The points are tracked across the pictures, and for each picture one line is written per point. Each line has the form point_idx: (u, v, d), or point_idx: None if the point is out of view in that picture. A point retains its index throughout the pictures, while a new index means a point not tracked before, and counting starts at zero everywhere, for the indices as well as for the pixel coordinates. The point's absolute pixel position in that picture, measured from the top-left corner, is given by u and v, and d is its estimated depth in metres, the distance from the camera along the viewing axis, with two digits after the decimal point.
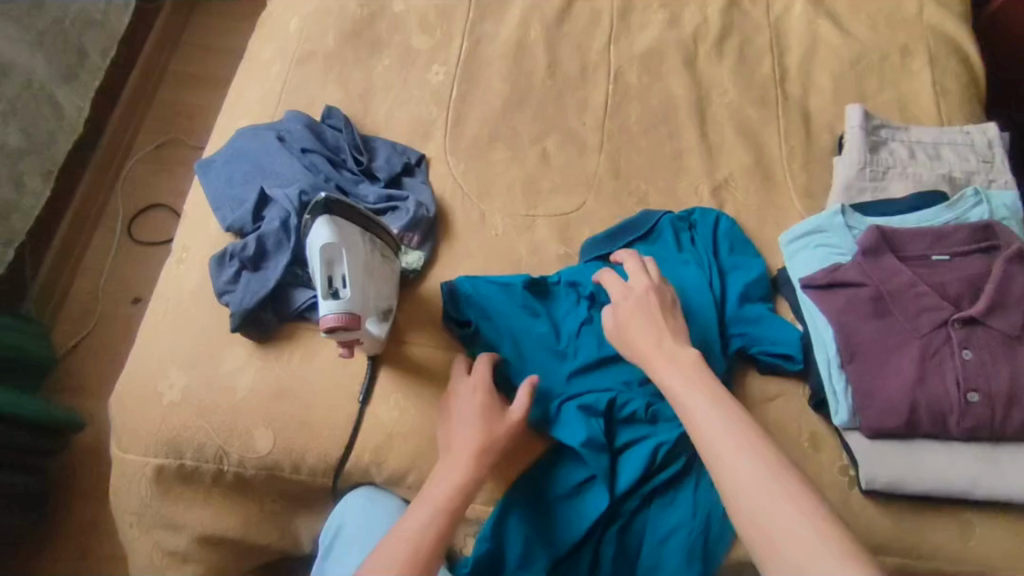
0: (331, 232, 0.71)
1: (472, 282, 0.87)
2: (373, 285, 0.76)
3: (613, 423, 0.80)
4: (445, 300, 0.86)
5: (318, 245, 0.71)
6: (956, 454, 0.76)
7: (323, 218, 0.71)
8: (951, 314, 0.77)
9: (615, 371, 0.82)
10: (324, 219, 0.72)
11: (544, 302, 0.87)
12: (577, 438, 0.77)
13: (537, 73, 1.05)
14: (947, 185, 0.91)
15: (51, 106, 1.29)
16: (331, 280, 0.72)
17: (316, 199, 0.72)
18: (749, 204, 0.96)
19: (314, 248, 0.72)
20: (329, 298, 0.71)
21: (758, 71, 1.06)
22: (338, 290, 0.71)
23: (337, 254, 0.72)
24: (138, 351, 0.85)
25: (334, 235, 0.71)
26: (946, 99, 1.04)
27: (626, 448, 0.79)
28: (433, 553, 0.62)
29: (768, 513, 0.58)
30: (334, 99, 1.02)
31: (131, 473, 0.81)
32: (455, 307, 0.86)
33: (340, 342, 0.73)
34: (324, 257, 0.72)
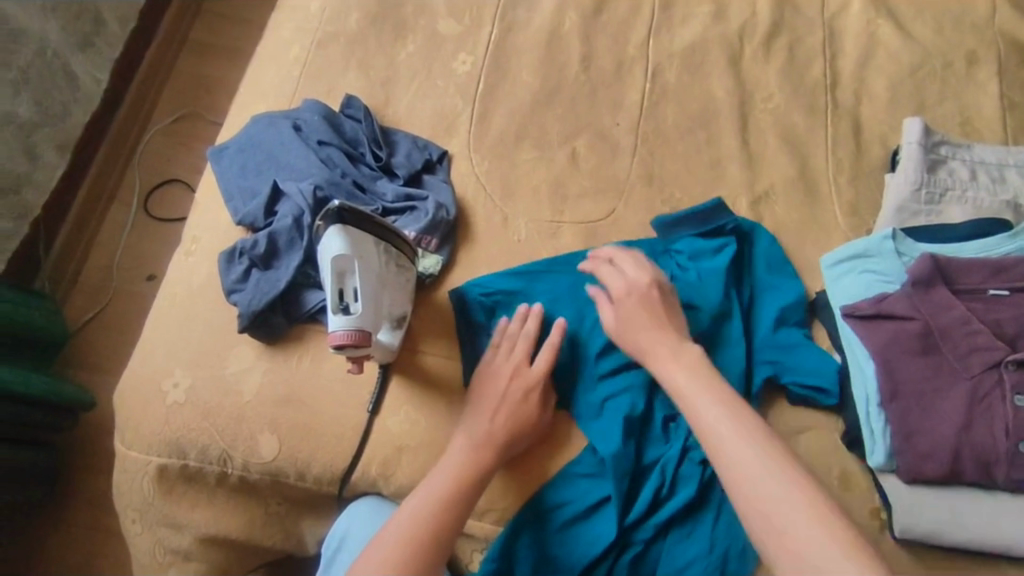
0: (344, 243, 0.69)
1: (483, 287, 0.83)
2: (386, 295, 0.72)
3: (640, 439, 0.76)
4: (455, 308, 0.82)
5: (330, 256, 0.69)
6: (1000, 506, 0.71)
7: (335, 227, 0.69)
8: (1006, 354, 0.71)
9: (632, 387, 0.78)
10: (337, 229, 0.69)
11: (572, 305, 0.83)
12: (606, 450, 0.74)
13: (570, 67, 0.99)
14: (1011, 213, 0.84)
15: (66, 76, 1.26)
16: (343, 293, 0.69)
17: (328, 206, 0.69)
18: (790, 219, 0.90)
19: (326, 258, 0.69)
20: (339, 314, 0.68)
21: (808, 74, 0.99)
22: (349, 305, 0.69)
23: (349, 266, 0.69)
24: (145, 346, 0.82)
25: (347, 246, 0.69)
26: (1014, 114, 0.96)
27: (651, 467, 0.75)
28: (423, 550, 0.64)
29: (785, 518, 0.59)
30: (355, 86, 0.98)
31: (134, 471, 0.79)
32: (467, 316, 0.82)
33: (351, 358, 0.71)
34: (336, 269, 0.69)
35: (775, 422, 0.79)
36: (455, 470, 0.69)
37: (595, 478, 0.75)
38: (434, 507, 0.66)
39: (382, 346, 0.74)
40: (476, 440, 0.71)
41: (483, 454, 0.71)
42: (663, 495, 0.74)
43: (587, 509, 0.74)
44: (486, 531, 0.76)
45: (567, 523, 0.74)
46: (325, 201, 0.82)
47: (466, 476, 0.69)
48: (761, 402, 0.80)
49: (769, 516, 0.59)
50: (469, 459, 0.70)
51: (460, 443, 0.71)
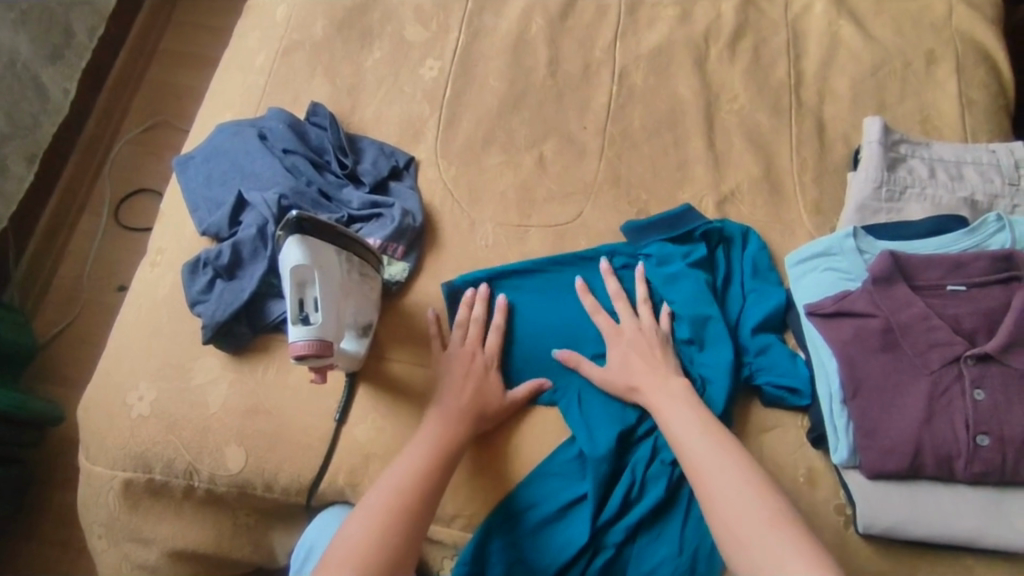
0: (304, 253, 0.68)
1: (481, 283, 0.84)
2: (346, 304, 0.72)
3: (623, 441, 0.76)
4: (450, 301, 0.83)
5: (289, 268, 0.68)
6: (960, 498, 0.72)
7: (294, 237, 0.68)
8: (964, 350, 0.72)
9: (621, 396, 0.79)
10: (295, 238, 0.68)
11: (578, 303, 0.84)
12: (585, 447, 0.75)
13: (537, 71, 1.00)
14: (968, 210, 0.86)
15: (35, 88, 1.24)
16: (303, 305, 0.68)
17: (287, 216, 0.69)
18: (756, 218, 0.91)
19: (286, 271, 0.68)
20: (299, 324, 0.68)
21: (772, 75, 1.00)
22: (309, 315, 0.68)
23: (309, 275, 0.68)
24: (109, 360, 0.82)
25: (306, 257, 0.68)
26: (973, 111, 0.97)
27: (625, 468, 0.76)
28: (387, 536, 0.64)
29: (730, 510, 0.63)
30: (321, 94, 0.97)
31: (99, 486, 0.78)
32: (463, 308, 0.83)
33: (312, 368, 0.70)
34: (296, 281, 0.68)
35: (742, 421, 0.79)
36: (419, 462, 0.69)
37: (571, 478, 0.76)
38: (398, 500, 0.66)
39: (344, 356, 0.74)
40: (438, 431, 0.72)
41: (444, 443, 0.71)
42: (633, 496, 0.74)
43: (559, 511, 0.74)
44: (456, 537, 0.76)
45: (539, 526, 0.74)
46: (289, 210, 0.82)
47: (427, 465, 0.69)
48: (736, 402, 0.80)
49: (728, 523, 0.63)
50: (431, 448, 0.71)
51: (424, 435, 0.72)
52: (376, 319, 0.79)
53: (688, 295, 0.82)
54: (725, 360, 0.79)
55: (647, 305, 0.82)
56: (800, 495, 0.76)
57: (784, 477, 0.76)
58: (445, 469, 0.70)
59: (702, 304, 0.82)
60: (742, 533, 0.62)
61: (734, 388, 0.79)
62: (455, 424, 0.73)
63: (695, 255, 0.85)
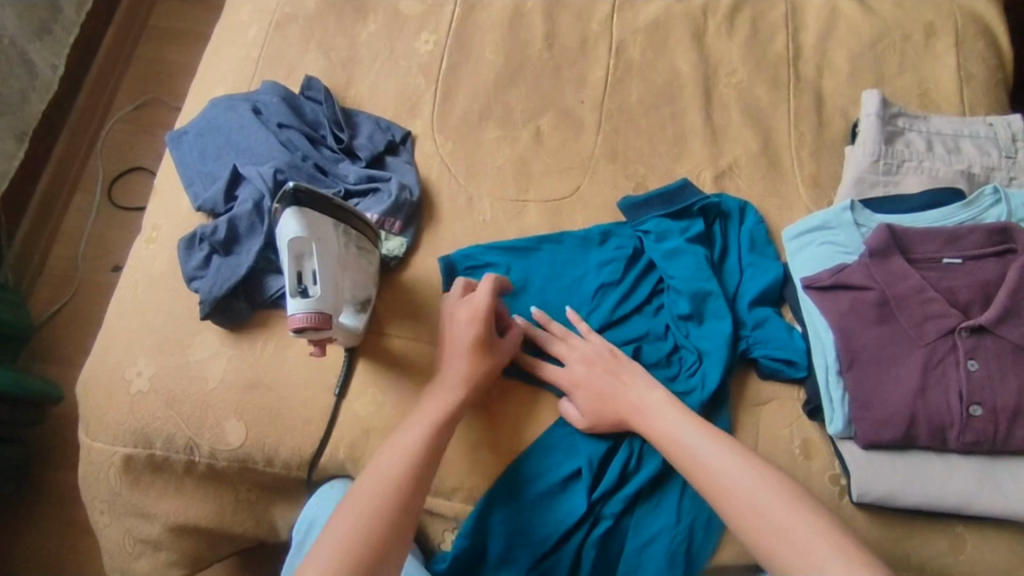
0: (301, 225, 0.68)
1: (474, 259, 0.84)
2: (343, 271, 0.72)
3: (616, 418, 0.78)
4: (445, 277, 0.83)
5: (288, 237, 0.68)
6: (952, 466, 0.73)
7: (290, 211, 0.67)
8: (959, 321, 0.73)
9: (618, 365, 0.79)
10: (292, 211, 0.68)
11: (578, 278, 0.84)
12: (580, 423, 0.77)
13: (534, 45, 0.98)
14: (965, 182, 0.86)
15: (23, 64, 1.22)
16: (300, 271, 0.68)
17: (284, 188, 0.68)
18: (753, 192, 0.91)
19: (285, 240, 0.68)
20: (297, 297, 0.67)
21: (770, 49, 0.99)
22: (307, 288, 0.68)
23: (309, 243, 0.68)
24: (106, 337, 0.81)
25: (304, 229, 0.68)
26: (971, 85, 0.97)
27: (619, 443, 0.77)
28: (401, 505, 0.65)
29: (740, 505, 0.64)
30: (316, 67, 0.96)
31: (99, 462, 0.79)
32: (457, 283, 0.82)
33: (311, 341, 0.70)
34: (295, 250, 0.68)
35: (739, 394, 0.80)
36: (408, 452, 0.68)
37: (566, 453, 0.77)
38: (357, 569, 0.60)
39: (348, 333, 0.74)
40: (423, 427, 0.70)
41: (400, 486, 0.66)
42: (630, 468, 0.75)
43: (558, 483, 0.75)
44: (456, 510, 0.77)
45: (538, 498, 0.75)
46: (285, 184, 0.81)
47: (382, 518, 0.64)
48: (734, 375, 0.81)
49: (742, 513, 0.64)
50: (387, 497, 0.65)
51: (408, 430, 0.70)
52: (374, 294, 0.78)
53: (688, 271, 0.83)
54: (721, 333, 0.79)
55: None
56: (795, 466, 0.76)
57: (779, 449, 0.77)
58: (403, 525, 0.65)
59: (698, 279, 0.82)
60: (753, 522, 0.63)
61: (731, 360, 0.80)
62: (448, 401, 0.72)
63: (693, 231, 0.85)
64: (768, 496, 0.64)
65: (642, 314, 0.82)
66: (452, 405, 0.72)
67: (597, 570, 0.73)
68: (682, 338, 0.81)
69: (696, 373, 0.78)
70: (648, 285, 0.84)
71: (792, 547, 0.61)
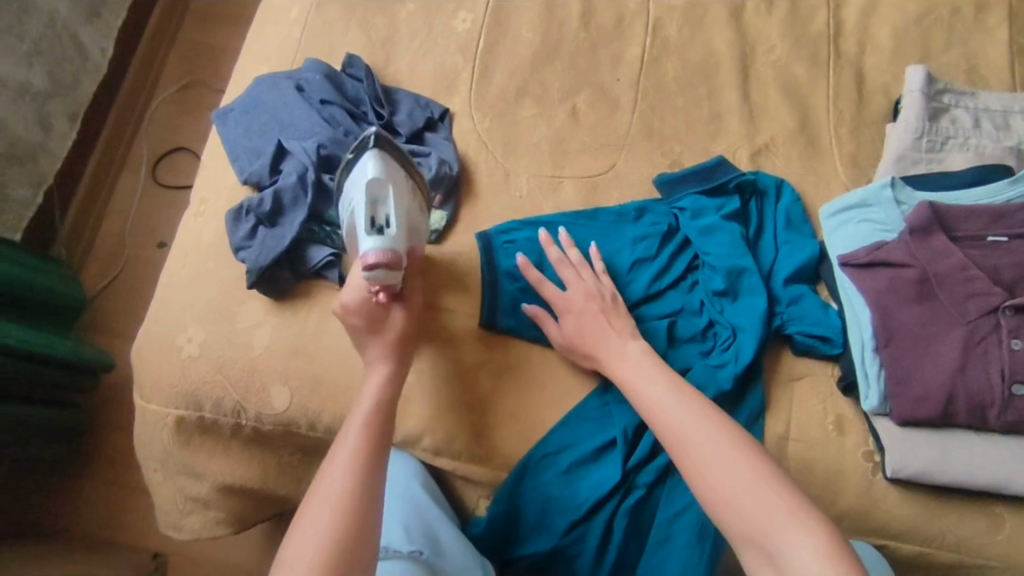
0: (380, 168, 0.71)
1: (509, 234, 0.84)
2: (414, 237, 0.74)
3: None
4: (480, 251, 0.84)
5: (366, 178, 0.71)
6: (992, 446, 0.72)
7: (372, 153, 0.71)
8: (1003, 300, 0.72)
9: (657, 336, 0.80)
10: (374, 153, 0.72)
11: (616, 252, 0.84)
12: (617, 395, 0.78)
13: (570, 23, 0.99)
14: (1012, 160, 0.84)
15: (75, 47, 1.27)
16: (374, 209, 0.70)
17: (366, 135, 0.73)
18: (791, 170, 0.90)
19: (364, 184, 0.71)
20: (372, 235, 0.69)
21: (811, 25, 0.97)
22: (382, 229, 0.70)
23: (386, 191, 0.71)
24: (158, 305, 0.85)
25: (381, 171, 0.71)
26: (1022, 60, 0.94)
27: None
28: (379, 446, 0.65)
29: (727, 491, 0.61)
30: (356, 46, 0.98)
31: (153, 423, 0.83)
32: (491, 257, 0.83)
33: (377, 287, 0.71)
34: (372, 192, 0.71)
35: (772, 370, 0.80)
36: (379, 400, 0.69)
37: (600, 423, 0.78)
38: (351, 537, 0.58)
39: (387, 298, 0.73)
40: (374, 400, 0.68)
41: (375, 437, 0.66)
42: None
43: (592, 454, 0.77)
44: (492, 476, 0.79)
45: (572, 467, 0.77)
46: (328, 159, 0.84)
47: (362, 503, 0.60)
48: (767, 352, 0.81)
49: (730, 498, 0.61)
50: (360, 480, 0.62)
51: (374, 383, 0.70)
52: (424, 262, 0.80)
53: (723, 247, 0.83)
54: (753, 308, 0.80)
55: None
56: (829, 443, 0.76)
57: (814, 426, 0.77)
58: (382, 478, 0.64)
59: (733, 254, 0.82)
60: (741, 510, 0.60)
61: (765, 336, 0.80)
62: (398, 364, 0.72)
63: (729, 208, 0.85)
64: (731, 471, 0.61)
65: (677, 289, 0.83)
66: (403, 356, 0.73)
67: (630, 538, 0.76)
68: (715, 314, 0.81)
69: (732, 347, 0.79)
70: (683, 261, 0.84)
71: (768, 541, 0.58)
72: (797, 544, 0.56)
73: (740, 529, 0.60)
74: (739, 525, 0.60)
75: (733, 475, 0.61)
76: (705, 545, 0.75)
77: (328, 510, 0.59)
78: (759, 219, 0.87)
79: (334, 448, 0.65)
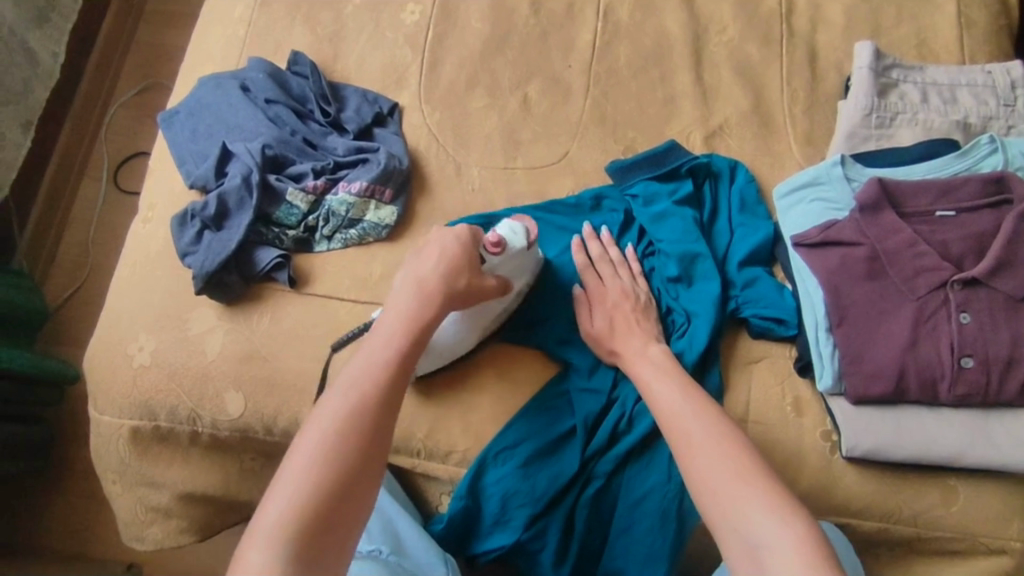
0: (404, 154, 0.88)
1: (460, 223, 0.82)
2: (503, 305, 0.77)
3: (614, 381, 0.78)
4: None
5: (517, 237, 0.75)
6: (945, 419, 0.72)
7: (402, 150, 0.88)
8: (952, 274, 0.72)
9: None
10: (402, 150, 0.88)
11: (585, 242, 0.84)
12: (577, 383, 0.78)
13: (521, 10, 0.97)
14: (961, 133, 0.84)
15: (24, 53, 1.23)
16: (504, 251, 0.74)
17: (394, 138, 0.89)
18: (744, 152, 0.90)
19: (513, 237, 0.75)
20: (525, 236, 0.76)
21: (762, 4, 0.97)
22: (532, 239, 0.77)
23: (522, 264, 0.77)
24: (108, 315, 0.84)
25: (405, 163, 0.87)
26: (972, 32, 0.94)
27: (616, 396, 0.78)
28: (371, 400, 0.60)
29: (701, 470, 0.61)
30: (302, 43, 0.96)
31: (109, 435, 0.82)
32: None
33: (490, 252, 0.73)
34: (515, 247, 0.75)
35: (728, 353, 0.80)
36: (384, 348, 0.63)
37: (560, 413, 0.78)
38: (316, 494, 0.54)
39: (411, 276, 0.68)
40: (369, 369, 0.62)
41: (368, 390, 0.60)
42: (620, 429, 0.76)
43: (551, 445, 0.76)
44: (452, 473, 0.79)
45: (531, 460, 0.76)
46: (299, 171, 0.84)
47: (326, 492, 0.55)
48: (723, 336, 0.81)
49: (698, 479, 0.61)
50: (330, 463, 0.56)
51: (388, 322, 0.65)
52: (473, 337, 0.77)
53: (676, 233, 0.82)
54: (709, 293, 0.79)
55: (628, 269, 0.81)
56: (787, 424, 0.76)
57: (772, 406, 0.77)
58: (369, 435, 0.58)
59: (688, 239, 0.82)
60: (707, 485, 0.60)
61: (721, 321, 0.79)
62: (411, 331, 0.65)
63: (681, 193, 0.85)
64: (718, 460, 0.61)
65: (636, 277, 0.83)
66: (416, 316, 0.65)
67: (591, 527, 0.76)
68: (671, 300, 0.80)
69: (692, 330, 0.78)
70: (638, 250, 0.84)
71: (730, 517, 0.58)
72: (768, 529, 0.56)
73: (717, 520, 0.58)
74: (721, 523, 0.58)
75: (709, 455, 0.61)
76: (667, 530, 0.74)
77: (291, 493, 0.54)
78: (713, 202, 0.86)
79: (315, 417, 0.59)
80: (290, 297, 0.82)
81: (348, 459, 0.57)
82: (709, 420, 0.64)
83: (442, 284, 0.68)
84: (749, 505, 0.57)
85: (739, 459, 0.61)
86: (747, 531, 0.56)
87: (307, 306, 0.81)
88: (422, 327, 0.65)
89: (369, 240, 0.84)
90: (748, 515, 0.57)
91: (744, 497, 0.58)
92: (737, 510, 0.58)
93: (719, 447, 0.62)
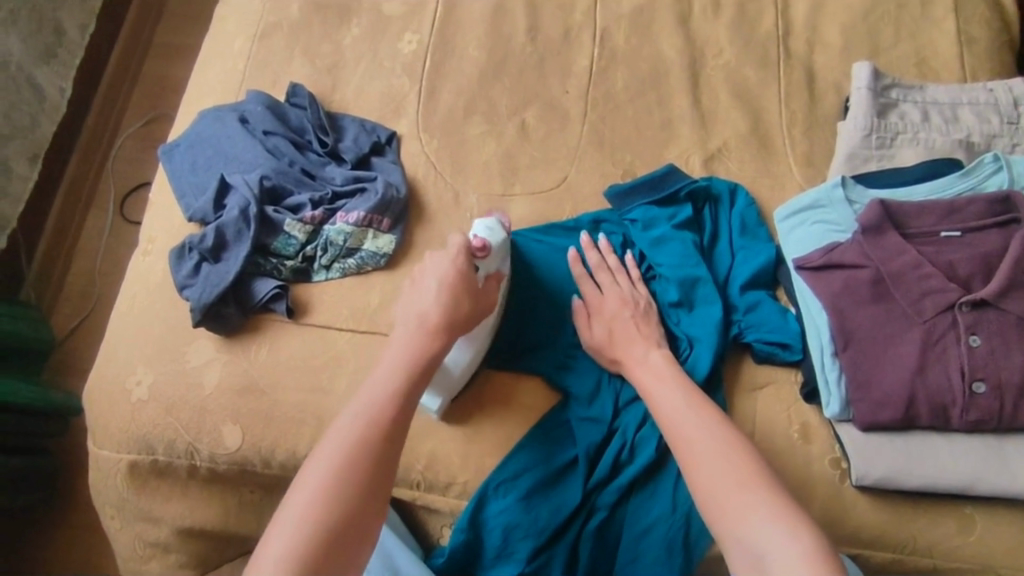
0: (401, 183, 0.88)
1: None
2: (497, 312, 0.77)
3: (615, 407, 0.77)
4: None
5: (495, 232, 0.76)
6: (957, 446, 0.70)
7: (400, 178, 0.88)
8: (959, 296, 0.71)
9: None
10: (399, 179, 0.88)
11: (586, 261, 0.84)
12: (579, 412, 0.77)
13: (517, 38, 0.98)
14: (963, 152, 0.83)
15: (31, 89, 1.25)
16: (490, 250, 0.74)
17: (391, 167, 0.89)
18: (744, 173, 0.89)
19: (492, 234, 0.76)
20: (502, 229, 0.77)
21: (759, 27, 0.97)
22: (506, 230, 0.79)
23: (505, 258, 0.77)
24: (107, 349, 0.84)
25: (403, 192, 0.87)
26: (971, 50, 0.94)
27: (618, 423, 0.76)
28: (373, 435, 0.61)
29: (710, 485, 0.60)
30: (301, 75, 0.97)
31: (108, 469, 0.81)
32: None
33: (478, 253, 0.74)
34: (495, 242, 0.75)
35: (733, 378, 0.78)
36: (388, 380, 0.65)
37: (561, 442, 0.76)
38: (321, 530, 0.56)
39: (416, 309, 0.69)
40: (371, 405, 0.63)
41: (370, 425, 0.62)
42: (623, 459, 0.75)
43: (553, 476, 0.75)
44: (452, 505, 0.78)
45: (532, 492, 0.74)
46: (297, 202, 0.84)
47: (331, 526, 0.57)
48: (726, 362, 0.79)
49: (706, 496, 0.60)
50: (334, 498, 0.58)
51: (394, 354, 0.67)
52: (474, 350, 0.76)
53: (676, 258, 0.82)
54: (713, 313, 0.79)
55: (626, 278, 0.80)
56: (795, 452, 0.74)
57: (778, 433, 0.75)
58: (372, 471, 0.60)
59: (689, 258, 0.81)
60: (715, 506, 0.59)
61: (724, 345, 0.78)
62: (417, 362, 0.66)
63: (680, 217, 0.84)
64: (727, 477, 0.59)
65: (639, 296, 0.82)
66: (423, 347, 0.67)
67: (596, 561, 0.74)
68: (675, 319, 0.79)
69: (699, 348, 0.77)
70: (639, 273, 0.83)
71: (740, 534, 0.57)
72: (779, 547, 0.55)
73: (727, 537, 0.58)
74: (732, 548, 0.57)
75: (717, 470, 0.60)
76: (673, 562, 0.72)
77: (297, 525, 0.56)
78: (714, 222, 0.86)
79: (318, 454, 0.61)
80: (288, 328, 0.81)
81: (350, 494, 0.58)
82: (717, 435, 0.63)
83: (443, 316, 0.68)
84: (759, 522, 0.57)
85: (747, 474, 0.59)
86: (758, 549, 0.55)
87: (305, 337, 0.81)
88: (428, 360, 0.66)
89: (367, 269, 0.84)
90: (760, 531, 0.56)
91: (754, 528, 0.56)
92: (748, 527, 0.57)
93: (729, 460, 0.61)
